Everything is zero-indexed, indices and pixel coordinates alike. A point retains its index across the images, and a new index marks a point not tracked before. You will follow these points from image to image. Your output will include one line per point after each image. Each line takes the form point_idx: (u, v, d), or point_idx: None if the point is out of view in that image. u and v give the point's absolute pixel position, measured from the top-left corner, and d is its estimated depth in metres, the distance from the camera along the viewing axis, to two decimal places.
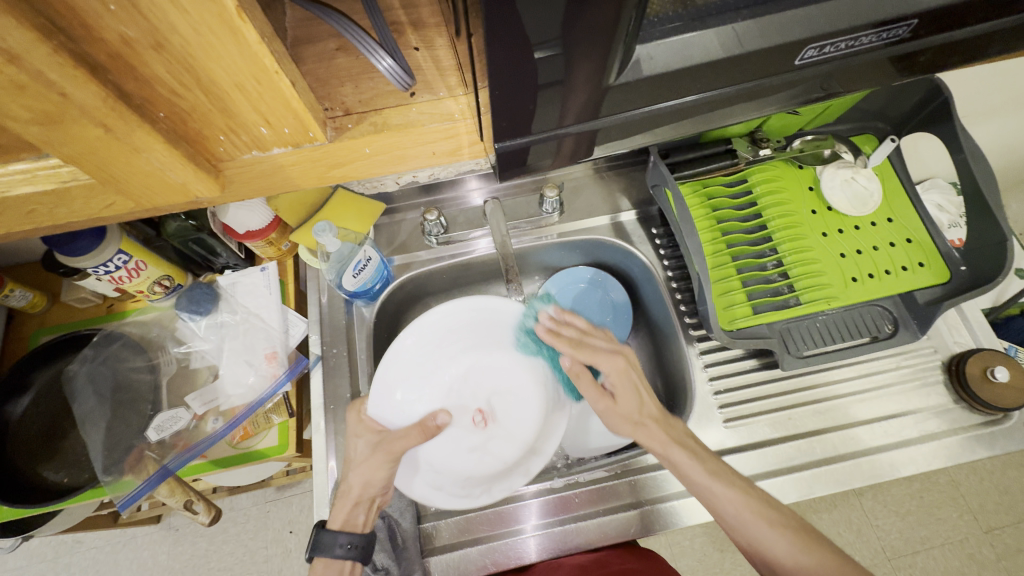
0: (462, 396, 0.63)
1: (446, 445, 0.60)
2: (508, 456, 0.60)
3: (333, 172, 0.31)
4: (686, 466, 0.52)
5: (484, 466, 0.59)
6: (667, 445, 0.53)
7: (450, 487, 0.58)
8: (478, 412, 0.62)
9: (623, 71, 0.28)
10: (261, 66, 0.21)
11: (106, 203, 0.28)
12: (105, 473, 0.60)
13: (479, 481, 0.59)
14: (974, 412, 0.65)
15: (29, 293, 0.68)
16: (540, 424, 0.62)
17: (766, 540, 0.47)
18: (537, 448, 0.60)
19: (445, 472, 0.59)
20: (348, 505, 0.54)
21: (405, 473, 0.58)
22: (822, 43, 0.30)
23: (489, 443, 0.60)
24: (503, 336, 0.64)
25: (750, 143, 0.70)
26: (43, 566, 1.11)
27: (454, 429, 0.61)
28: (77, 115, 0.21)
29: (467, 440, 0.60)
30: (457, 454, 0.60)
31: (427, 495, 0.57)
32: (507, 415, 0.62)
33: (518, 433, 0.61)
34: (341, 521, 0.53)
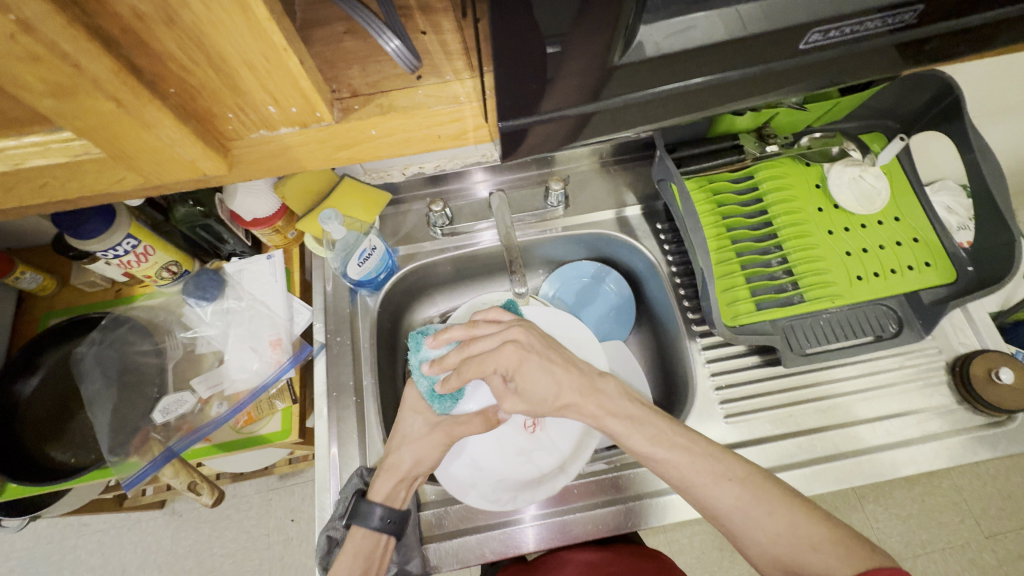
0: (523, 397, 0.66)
1: (493, 446, 0.64)
2: (545, 467, 0.63)
3: (339, 153, 0.31)
4: (625, 434, 0.52)
5: (522, 471, 0.63)
6: (598, 416, 0.54)
7: (486, 485, 0.61)
8: (529, 418, 0.66)
9: (628, 51, 0.29)
10: (271, 43, 0.22)
11: (116, 178, 0.28)
12: (111, 453, 0.61)
13: (514, 486, 0.61)
14: (977, 413, 0.65)
15: (39, 276, 0.69)
16: (578, 442, 0.64)
17: (711, 497, 0.48)
18: (565, 466, 0.62)
19: (485, 470, 0.62)
20: (393, 480, 0.56)
21: (449, 459, 0.62)
22: (828, 27, 0.30)
23: (534, 450, 0.64)
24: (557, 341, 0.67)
25: (756, 139, 0.70)
26: (49, 548, 1.12)
27: (503, 430, 0.65)
28: (90, 89, 0.21)
29: (515, 443, 0.65)
30: (502, 454, 0.64)
31: (460, 490, 0.60)
32: (553, 427, 0.65)
33: (559, 448, 0.64)
34: (384, 493, 0.56)
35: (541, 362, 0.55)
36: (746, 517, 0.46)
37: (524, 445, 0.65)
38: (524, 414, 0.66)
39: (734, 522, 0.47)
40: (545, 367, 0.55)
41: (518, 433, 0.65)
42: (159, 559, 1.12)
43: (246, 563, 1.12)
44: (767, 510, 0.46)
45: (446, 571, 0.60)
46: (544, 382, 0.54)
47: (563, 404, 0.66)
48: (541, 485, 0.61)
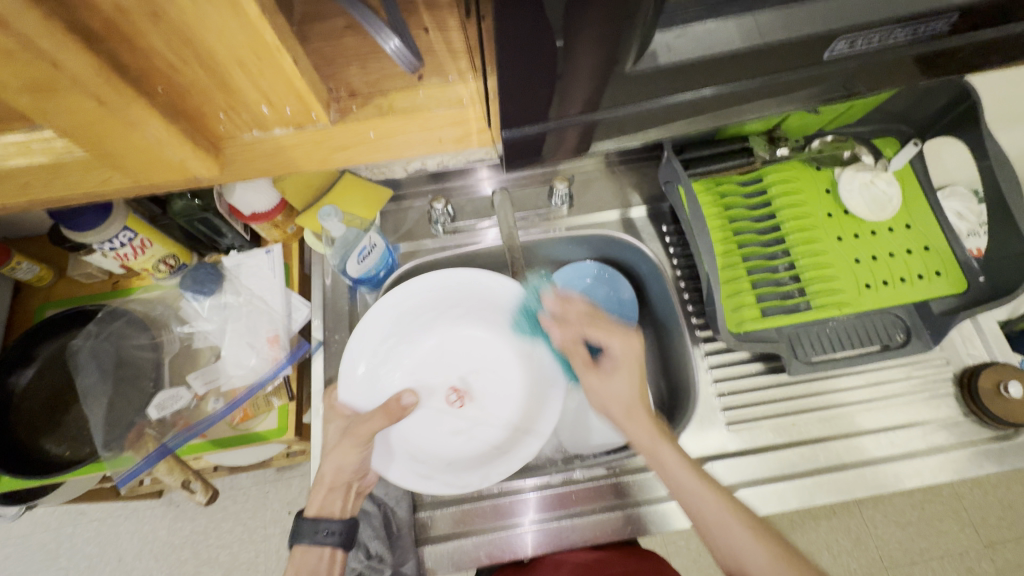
0: (433, 377, 0.65)
1: (423, 429, 0.62)
2: (494, 437, 0.61)
3: (337, 156, 0.29)
4: (672, 466, 0.52)
5: (471, 449, 0.61)
6: (655, 441, 0.54)
7: (437, 470, 0.58)
8: (453, 391, 0.64)
9: (642, 59, 0.27)
10: (262, 41, 0.21)
11: (103, 178, 0.27)
12: (105, 447, 0.61)
13: (469, 465, 0.59)
14: (983, 426, 0.64)
15: (35, 267, 0.68)
16: (525, 403, 0.63)
17: (744, 551, 0.49)
18: (525, 427, 0.61)
19: (428, 458, 0.60)
20: (323, 491, 0.57)
21: (382, 457, 0.58)
22: (853, 36, 0.29)
23: (473, 427, 0.62)
24: (472, 304, 0.67)
25: (767, 141, 0.68)
26: (46, 535, 1.13)
27: (426, 411, 0.63)
28: (70, 86, 0.20)
29: (449, 423, 0.62)
30: (438, 436, 0.62)
31: (413, 482, 0.56)
32: (484, 393, 0.64)
33: (503, 416, 0.63)
34: (318, 508, 0.56)
35: (634, 370, 0.58)
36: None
37: (459, 420, 0.63)
38: (446, 388, 0.64)
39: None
40: (631, 370, 0.58)
41: (444, 411, 0.63)
42: (156, 549, 1.12)
43: (243, 554, 1.12)
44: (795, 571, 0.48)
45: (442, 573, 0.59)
46: (624, 380, 0.58)
47: (489, 367, 0.66)
48: (508, 456, 0.59)
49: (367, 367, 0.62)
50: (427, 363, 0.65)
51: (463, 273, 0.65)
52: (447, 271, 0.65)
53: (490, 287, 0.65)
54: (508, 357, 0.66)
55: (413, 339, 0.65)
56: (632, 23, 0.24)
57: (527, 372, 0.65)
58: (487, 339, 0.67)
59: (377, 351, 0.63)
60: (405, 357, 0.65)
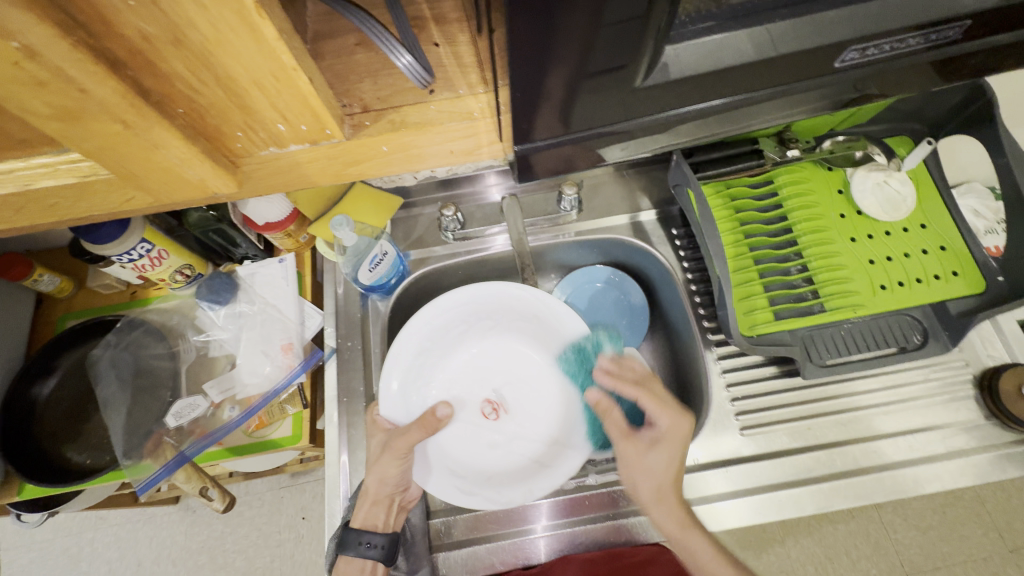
0: (468, 389, 0.64)
1: (461, 442, 0.61)
2: (533, 451, 0.61)
3: (350, 169, 0.30)
4: (704, 555, 0.53)
5: (509, 462, 0.61)
6: (684, 528, 0.54)
7: (478, 484, 0.59)
8: (488, 403, 0.63)
9: (650, 76, 0.27)
10: (279, 63, 0.21)
11: (125, 197, 0.28)
12: (125, 456, 0.61)
13: (509, 479, 0.59)
14: (1006, 429, 0.62)
15: (57, 278, 0.69)
16: (562, 415, 0.63)
17: None
18: (565, 441, 0.61)
19: (467, 473, 0.60)
20: (367, 504, 0.56)
21: (421, 469, 0.59)
22: (864, 45, 0.29)
23: (510, 440, 0.62)
24: (505, 315, 0.66)
25: (777, 143, 0.67)
26: (67, 540, 1.15)
27: (462, 424, 0.62)
28: (97, 112, 0.21)
29: (486, 436, 0.62)
30: (476, 449, 0.61)
31: (453, 495, 0.57)
32: (519, 406, 0.63)
33: (539, 430, 0.62)
34: (362, 521, 0.55)
35: (676, 451, 0.54)
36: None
37: (495, 434, 0.62)
38: (480, 401, 0.64)
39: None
40: (673, 451, 0.54)
41: (479, 424, 0.63)
42: (174, 554, 1.14)
43: (259, 559, 1.13)
44: None
45: None
46: (663, 459, 0.54)
47: (523, 379, 0.65)
48: (548, 471, 0.59)
49: (402, 387, 0.62)
50: (460, 376, 0.65)
51: (497, 286, 0.65)
52: (479, 283, 0.65)
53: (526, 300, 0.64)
54: (542, 369, 0.65)
55: (445, 353, 0.65)
56: (646, 32, 0.24)
57: (562, 382, 0.64)
58: (521, 350, 0.66)
59: (411, 367, 0.63)
60: (437, 371, 0.65)
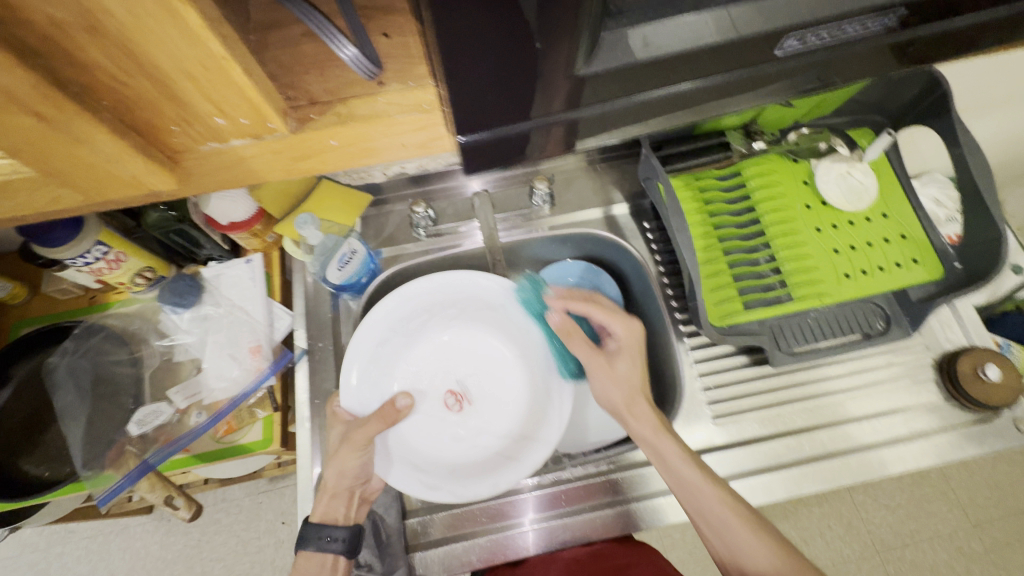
0: (431, 380, 0.64)
1: (424, 434, 0.61)
2: (497, 445, 0.61)
3: (299, 164, 0.29)
4: (672, 458, 0.53)
5: (473, 456, 0.60)
6: (658, 433, 0.55)
7: (441, 479, 0.58)
8: (451, 394, 0.64)
9: (593, 60, 0.27)
10: (208, 51, 0.20)
11: (54, 196, 0.27)
12: (85, 467, 0.59)
13: (474, 474, 0.58)
14: (964, 410, 0.65)
15: (8, 284, 0.66)
16: (528, 411, 0.62)
17: (747, 552, 0.50)
18: (531, 434, 0.60)
19: (430, 469, 0.59)
20: (326, 498, 0.56)
21: (382, 462, 0.57)
22: (805, 32, 0.29)
23: (474, 433, 0.62)
24: (467, 305, 0.66)
25: (744, 135, 0.70)
26: (34, 556, 1.11)
27: (423, 416, 0.62)
28: (7, 103, 0.20)
29: (449, 428, 0.62)
30: (440, 442, 0.61)
31: (416, 490, 0.56)
32: (482, 397, 0.64)
33: (504, 424, 0.62)
34: (323, 514, 0.55)
35: (635, 353, 0.59)
36: (767, 570, 0.49)
37: (459, 426, 0.62)
38: (443, 392, 0.64)
39: (750, 572, 0.50)
40: (634, 355, 0.59)
41: (443, 415, 0.63)
42: (148, 565, 1.11)
43: (238, 566, 1.11)
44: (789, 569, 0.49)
45: None
46: (627, 366, 0.59)
47: (487, 370, 0.65)
48: (513, 463, 0.58)
49: (362, 378, 0.61)
50: (423, 367, 0.65)
51: (458, 276, 0.64)
52: (440, 274, 0.65)
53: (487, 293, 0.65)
54: (507, 361, 0.65)
55: (407, 342, 0.65)
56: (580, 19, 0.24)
57: (529, 375, 0.64)
58: (485, 343, 0.66)
59: (373, 358, 0.62)
60: (399, 362, 0.64)
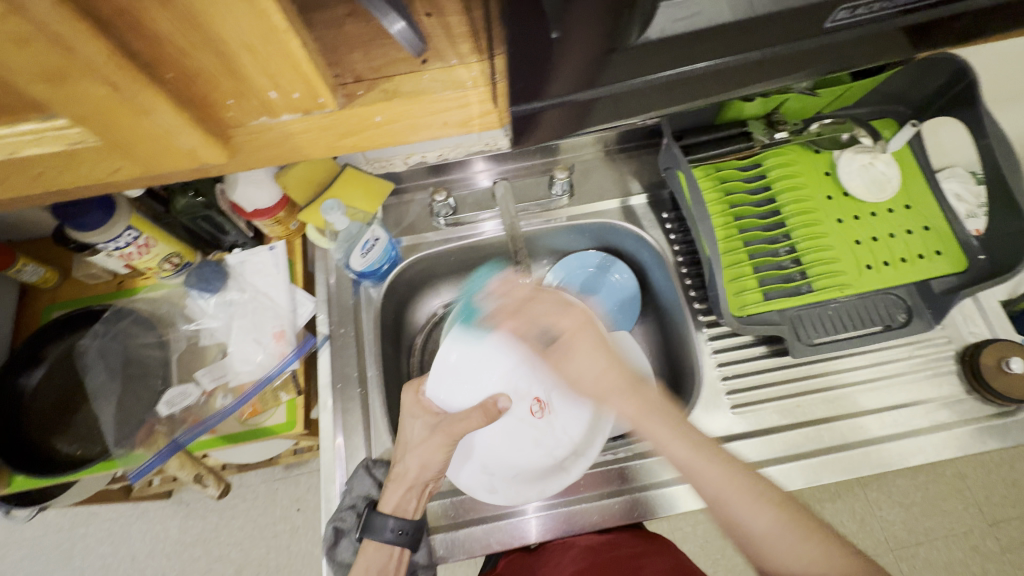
0: (524, 385, 0.64)
1: (504, 440, 0.62)
2: (561, 454, 0.60)
3: (343, 141, 0.30)
4: (665, 439, 0.50)
5: (541, 462, 0.61)
6: (641, 413, 0.53)
7: (503, 482, 0.59)
8: (536, 403, 0.64)
9: (647, 30, 0.28)
10: (270, 24, 0.21)
11: (114, 167, 0.28)
12: (116, 445, 0.61)
13: (532, 478, 0.59)
14: (986, 404, 0.64)
15: (41, 268, 0.68)
16: (590, 426, 0.62)
17: (748, 517, 0.45)
18: (582, 450, 0.60)
19: (499, 470, 0.60)
20: (400, 489, 0.55)
21: (459, 460, 0.60)
22: (853, 4, 0.28)
23: (546, 439, 0.62)
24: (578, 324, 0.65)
25: (766, 125, 0.69)
26: (58, 537, 1.14)
27: (511, 420, 0.63)
28: (84, 72, 0.21)
29: (528, 434, 0.62)
30: (518, 447, 0.62)
31: (477, 491, 0.58)
32: (565, 408, 0.63)
33: (573, 435, 0.62)
34: (394, 505, 0.55)
35: (591, 344, 0.58)
36: (782, 543, 0.43)
37: (538, 432, 0.62)
38: (530, 399, 0.64)
39: (767, 549, 0.44)
40: (596, 347, 0.58)
41: (526, 421, 0.63)
42: (167, 548, 1.13)
43: (254, 552, 1.13)
44: (801, 538, 0.43)
45: (453, 561, 0.60)
46: (575, 357, 0.59)
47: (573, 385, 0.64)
48: (563, 475, 0.58)
49: (451, 375, 0.62)
50: (515, 372, 0.64)
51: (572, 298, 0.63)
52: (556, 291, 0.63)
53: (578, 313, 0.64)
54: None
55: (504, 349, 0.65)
56: (628, 12, 0.26)
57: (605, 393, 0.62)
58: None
59: (467, 359, 0.63)
60: (495, 368, 0.64)
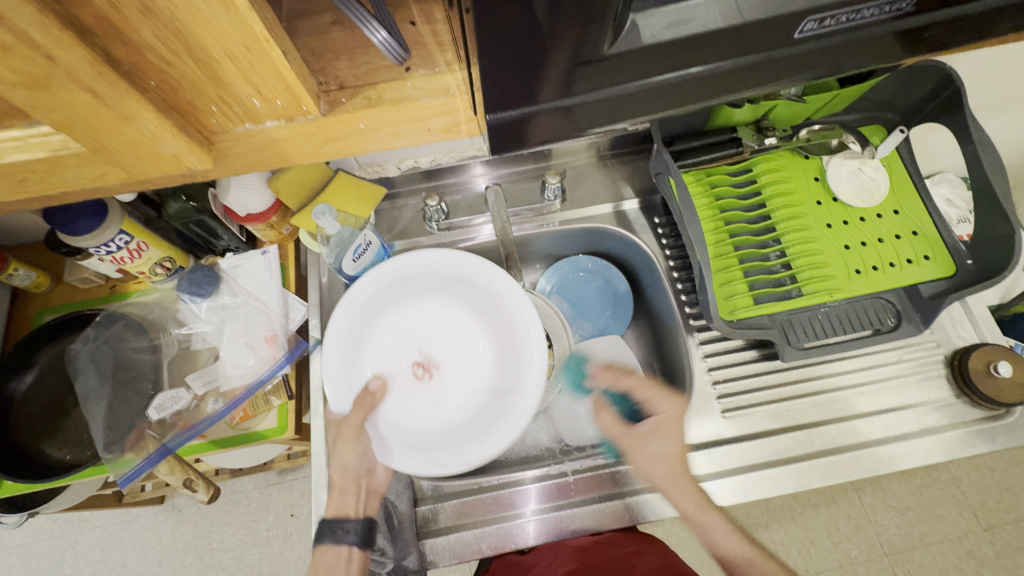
0: (394, 358, 0.61)
1: (406, 409, 0.59)
2: (478, 401, 0.59)
3: (328, 147, 0.31)
4: (719, 532, 0.57)
5: (458, 417, 0.59)
6: (699, 507, 0.57)
7: (440, 451, 0.55)
8: (417, 366, 0.61)
9: (617, 40, 0.27)
10: (251, 33, 0.21)
11: (97, 172, 0.28)
12: (105, 450, 0.61)
13: (465, 435, 0.56)
14: (975, 407, 0.65)
15: (33, 273, 0.68)
16: (492, 363, 0.61)
17: None
18: (506, 389, 0.58)
19: (424, 439, 0.57)
20: (336, 493, 0.58)
21: (382, 450, 0.54)
22: (821, 15, 0.28)
23: (445, 391, 0.60)
24: (434, 279, 0.62)
25: (755, 131, 0.68)
26: (48, 543, 1.13)
27: (399, 392, 0.59)
28: (65, 80, 0.21)
29: (427, 396, 0.60)
30: (422, 411, 0.59)
31: (424, 468, 0.53)
32: (449, 359, 0.62)
33: (479, 378, 0.61)
34: (335, 510, 0.57)
35: (672, 432, 0.61)
36: None
37: (437, 390, 0.60)
38: (409, 366, 0.61)
39: None
40: (671, 434, 0.61)
41: (417, 388, 0.60)
42: (159, 554, 1.13)
43: (246, 558, 1.12)
44: None
45: (444, 566, 0.60)
46: (664, 442, 0.61)
47: (446, 335, 0.63)
48: (505, 415, 0.56)
49: (342, 375, 0.57)
50: (384, 347, 0.61)
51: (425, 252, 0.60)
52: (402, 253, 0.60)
53: (422, 263, 0.61)
54: (458, 320, 0.63)
55: (370, 328, 0.60)
56: (603, 17, 0.25)
57: (484, 331, 0.63)
58: (438, 309, 0.64)
59: (343, 349, 0.57)
60: (366, 348, 0.60)
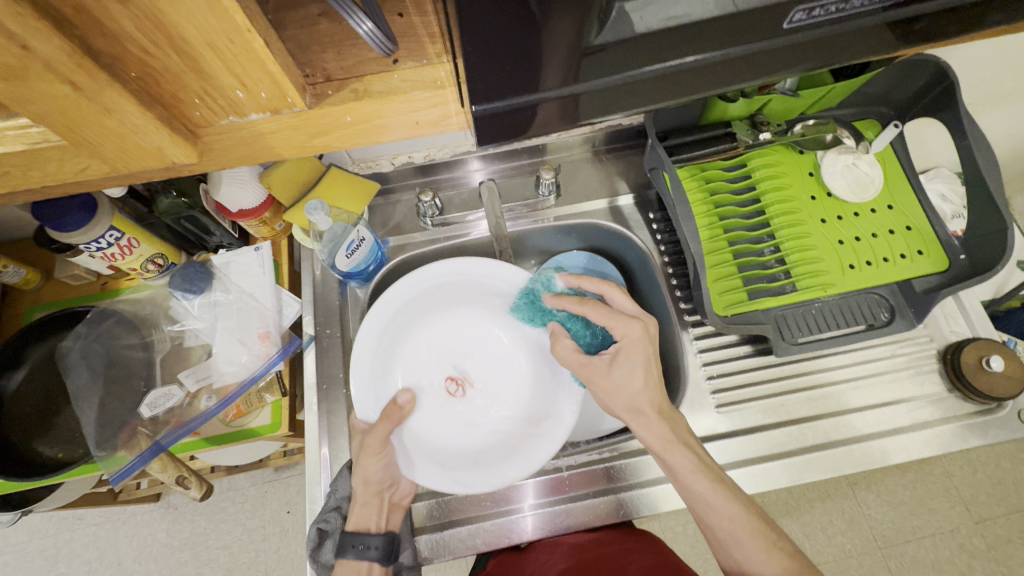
0: (429, 370, 0.63)
1: (435, 422, 0.60)
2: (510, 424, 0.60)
3: (315, 140, 0.31)
4: (685, 471, 0.52)
5: (488, 437, 0.59)
6: (666, 444, 0.53)
7: (464, 470, 0.56)
8: (451, 381, 0.63)
9: (603, 31, 0.27)
10: (233, 24, 0.21)
11: (80, 166, 0.28)
12: (99, 447, 0.61)
13: (492, 455, 0.57)
14: (967, 401, 0.65)
15: (22, 270, 0.67)
16: (526, 385, 0.62)
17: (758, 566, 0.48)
18: (539, 413, 0.59)
19: (450, 457, 0.58)
20: (358, 506, 0.55)
21: (405, 463, 0.56)
22: (811, 5, 0.28)
23: (477, 411, 0.61)
24: (472, 296, 0.65)
25: (750, 125, 0.68)
26: (43, 541, 1.12)
27: (431, 405, 0.61)
28: (41, 71, 0.21)
29: (457, 413, 0.61)
30: (452, 428, 0.60)
31: (446, 486, 0.54)
32: (483, 377, 0.63)
33: (512, 400, 0.62)
34: (357, 523, 0.55)
35: (637, 359, 0.54)
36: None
37: (469, 408, 0.61)
38: (444, 380, 0.63)
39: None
40: (636, 361, 0.54)
41: (450, 403, 0.62)
42: (154, 552, 1.12)
43: (242, 555, 1.12)
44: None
45: (439, 561, 0.60)
46: (625, 371, 0.55)
47: (482, 354, 0.65)
48: (534, 438, 0.56)
49: (373, 386, 0.59)
50: (418, 360, 0.64)
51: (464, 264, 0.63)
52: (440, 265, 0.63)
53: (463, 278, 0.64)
54: (494, 340, 0.65)
55: (404, 339, 0.63)
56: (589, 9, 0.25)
57: (521, 353, 0.64)
58: (474, 327, 0.66)
59: (374, 358, 0.60)
60: (399, 359, 0.63)
